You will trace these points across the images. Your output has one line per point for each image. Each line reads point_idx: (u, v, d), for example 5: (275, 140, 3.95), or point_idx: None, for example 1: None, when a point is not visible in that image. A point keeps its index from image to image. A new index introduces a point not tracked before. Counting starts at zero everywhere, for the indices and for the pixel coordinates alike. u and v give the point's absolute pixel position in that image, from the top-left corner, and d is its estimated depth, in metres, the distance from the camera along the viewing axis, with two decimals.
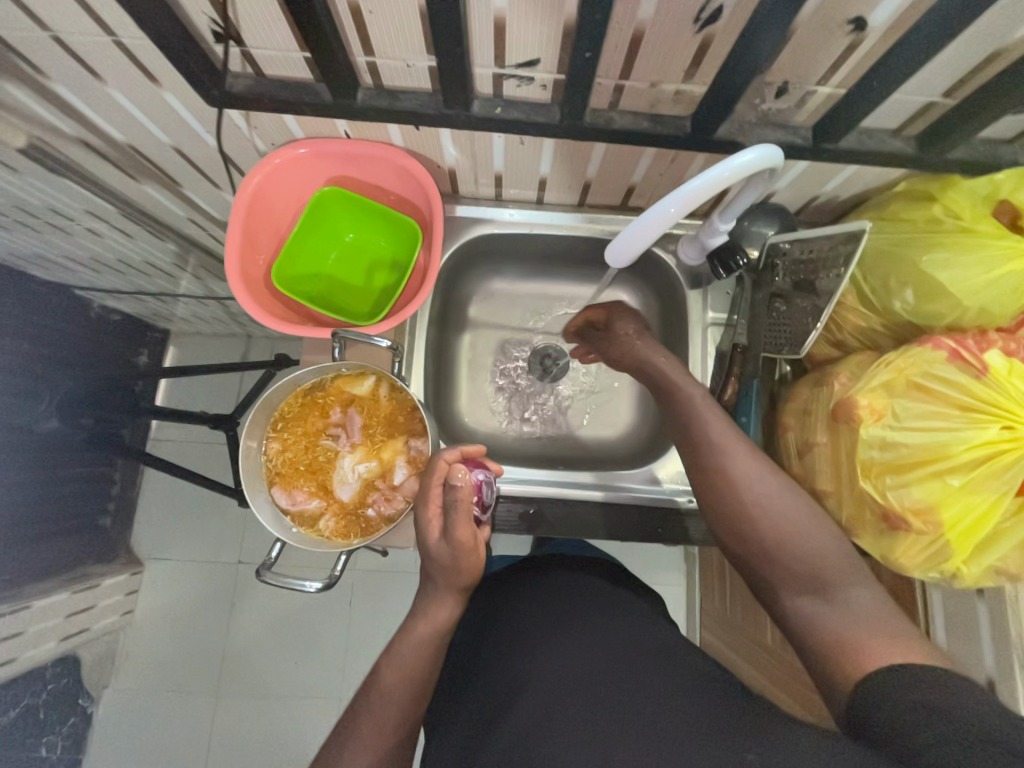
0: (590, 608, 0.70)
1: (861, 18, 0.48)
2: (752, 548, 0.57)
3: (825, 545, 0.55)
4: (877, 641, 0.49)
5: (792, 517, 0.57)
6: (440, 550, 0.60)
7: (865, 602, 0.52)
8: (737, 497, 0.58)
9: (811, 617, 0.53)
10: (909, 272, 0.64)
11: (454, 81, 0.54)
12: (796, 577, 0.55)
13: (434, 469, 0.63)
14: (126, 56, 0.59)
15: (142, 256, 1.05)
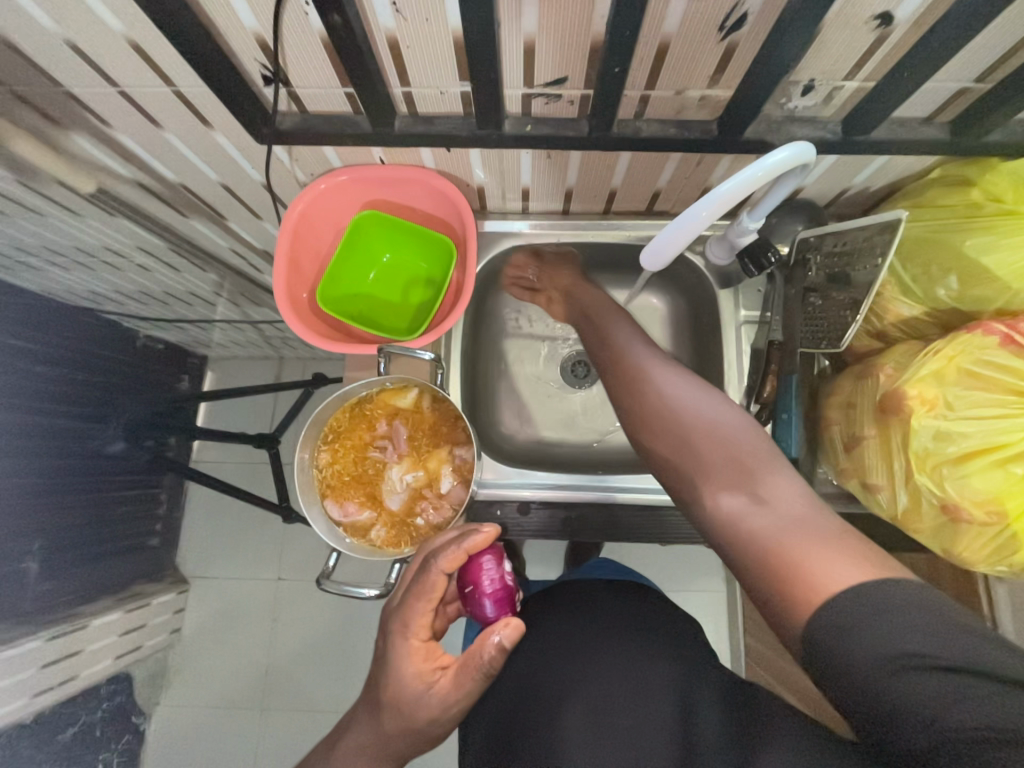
0: (608, 636, 0.70)
1: (888, 12, 0.48)
2: (672, 444, 0.62)
3: (739, 433, 0.60)
4: (799, 532, 0.50)
5: (709, 415, 0.62)
6: (423, 709, 0.54)
7: (782, 494, 0.55)
8: (663, 400, 0.65)
9: (731, 511, 0.56)
10: (952, 258, 0.63)
11: (488, 103, 0.57)
12: (717, 471, 0.58)
13: (428, 586, 0.59)
14: (184, 104, 0.64)
15: (186, 286, 1.11)
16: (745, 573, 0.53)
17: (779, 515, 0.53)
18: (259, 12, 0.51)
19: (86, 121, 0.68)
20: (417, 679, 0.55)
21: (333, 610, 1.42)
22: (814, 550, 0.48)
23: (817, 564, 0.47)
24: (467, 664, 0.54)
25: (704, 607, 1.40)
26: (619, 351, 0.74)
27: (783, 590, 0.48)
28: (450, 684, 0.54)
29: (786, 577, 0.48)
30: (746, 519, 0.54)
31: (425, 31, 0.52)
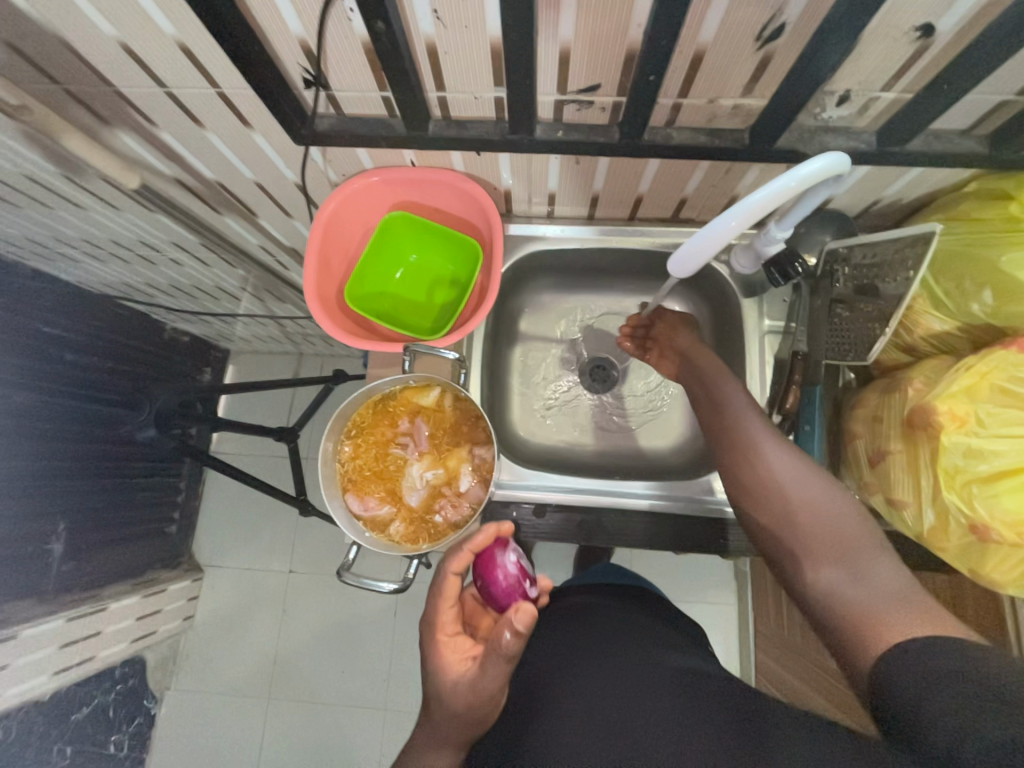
0: (611, 638, 0.71)
1: (929, 24, 0.48)
2: (774, 517, 0.59)
3: (845, 515, 0.56)
4: (900, 615, 0.48)
5: (809, 486, 0.58)
6: (460, 701, 0.54)
7: (887, 577, 0.52)
8: (761, 469, 0.60)
9: (830, 590, 0.53)
10: (987, 273, 0.62)
11: (521, 108, 0.58)
12: (817, 546, 0.55)
13: (445, 589, 0.62)
14: (227, 105, 0.66)
15: (215, 281, 1.14)
16: (833, 644, 0.52)
17: (879, 597, 0.50)
18: (304, 17, 0.52)
19: (132, 119, 0.70)
20: (453, 668, 0.57)
21: (343, 605, 1.44)
22: (890, 615, 0.48)
23: (903, 634, 0.46)
24: (491, 643, 0.55)
25: (715, 620, 1.39)
26: (721, 401, 0.68)
27: (852, 647, 0.49)
28: (477, 671, 0.55)
29: (860, 637, 0.49)
30: (843, 596, 0.52)
31: (463, 38, 0.53)
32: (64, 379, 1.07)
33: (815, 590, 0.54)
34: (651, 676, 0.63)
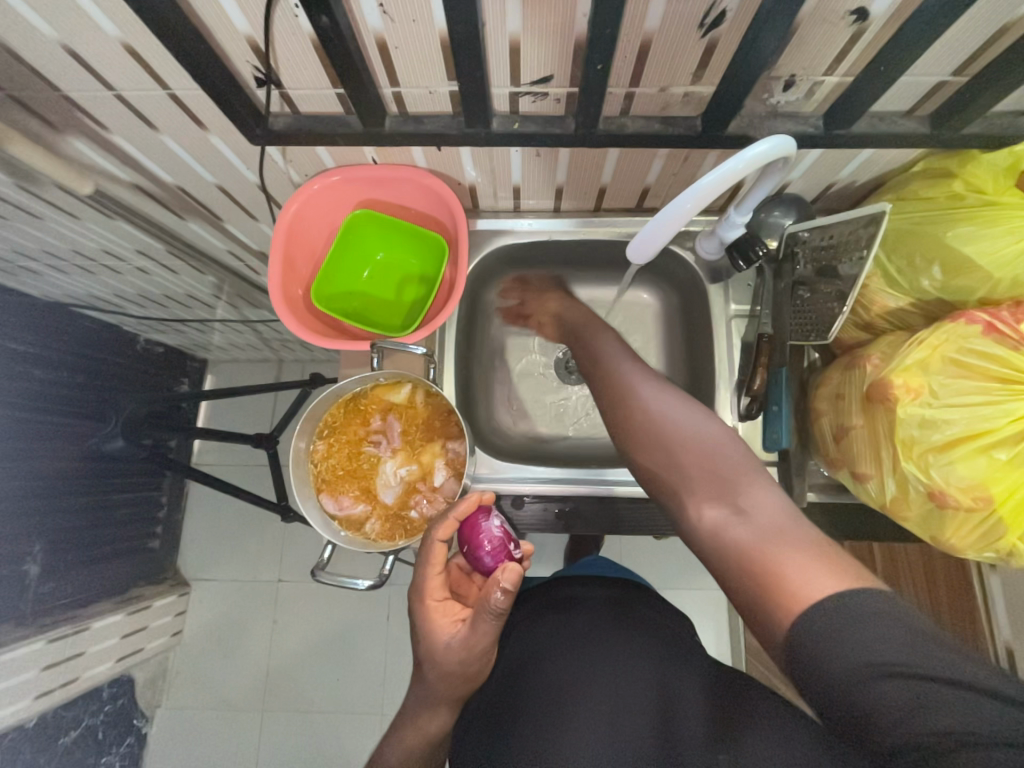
0: (567, 647, 0.68)
1: (862, 8, 0.49)
2: (658, 459, 0.59)
3: (723, 449, 0.56)
4: (788, 549, 0.45)
5: (691, 426, 0.59)
6: (453, 659, 0.57)
7: (767, 503, 0.50)
8: (647, 416, 0.61)
9: (718, 528, 0.51)
10: (935, 249, 0.64)
11: (476, 101, 0.58)
12: (701, 484, 0.54)
13: (432, 554, 0.63)
14: (179, 107, 0.65)
15: (184, 288, 1.13)
16: (733, 589, 0.49)
17: (766, 527, 0.48)
18: (250, 14, 0.52)
19: (84, 124, 0.69)
20: (444, 632, 0.59)
21: (333, 610, 1.43)
22: (790, 555, 0.45)
23: (803, 585, 0.43)
24: (480, 608, 0.57)
25: (704, 605, 1.41)
26: (610, 365, 0.71)
27: (762, 602, 0.45)
28: (469, 631, 0.58)
29: (762, 585, 0.45)
30: (729, 529, 0.50)
31: (412, 33, 0.53)
32: (33, 395, 1.05)
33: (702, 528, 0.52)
34: (613, 702, 0.60)
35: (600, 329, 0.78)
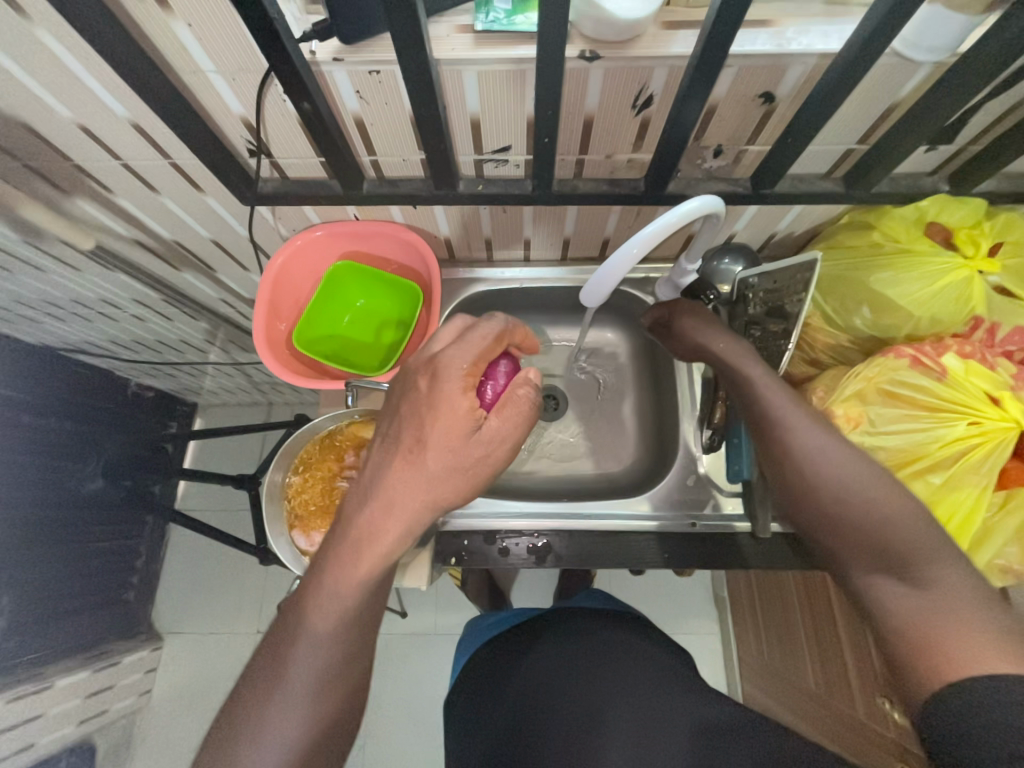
0: (573, 673, 0.70)
1: (768, 92, 0.58)
2: (819, 518, 0.55)
3: (902, 519, 0.51)
4: (958, 631, 0.45)
5: (857, 476, 0.54)
6: (472, 448, 0.52)
7: (955, 588, 0.47)
8: (805, 470, 0.56)
9: (889, 600, 0.50)
10: (862, 291, 0.70)
11: (443, 169, 0.66)
12: (867, 551, 0.52)
13: (483, 326, 0.56)
14: (179, 173, 0.73)
15: (178, 334, 1.18)
16: (884, 653, 0.50)
17: (943, 604, 0.47)
18: (243, 98, 0.60)
19: (90, 188, 0.75)
20: (467, 414, 0.51)
21: None
22: (959, 639, 0.45)
23: (965, 663, 0.44)
24: (513, 401, 0.54)
25: (698, 649, 1.37)
26: (759, 406, 0.62)
27: (914, 663, 0.46)
28: (495, 424, 0.53)
29: (918, 658, 0.46)
30: (899, 607, 0.49)
31: (385, 112, 0.61)
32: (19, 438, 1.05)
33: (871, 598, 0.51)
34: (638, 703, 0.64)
35: (753, 362, 0.66)
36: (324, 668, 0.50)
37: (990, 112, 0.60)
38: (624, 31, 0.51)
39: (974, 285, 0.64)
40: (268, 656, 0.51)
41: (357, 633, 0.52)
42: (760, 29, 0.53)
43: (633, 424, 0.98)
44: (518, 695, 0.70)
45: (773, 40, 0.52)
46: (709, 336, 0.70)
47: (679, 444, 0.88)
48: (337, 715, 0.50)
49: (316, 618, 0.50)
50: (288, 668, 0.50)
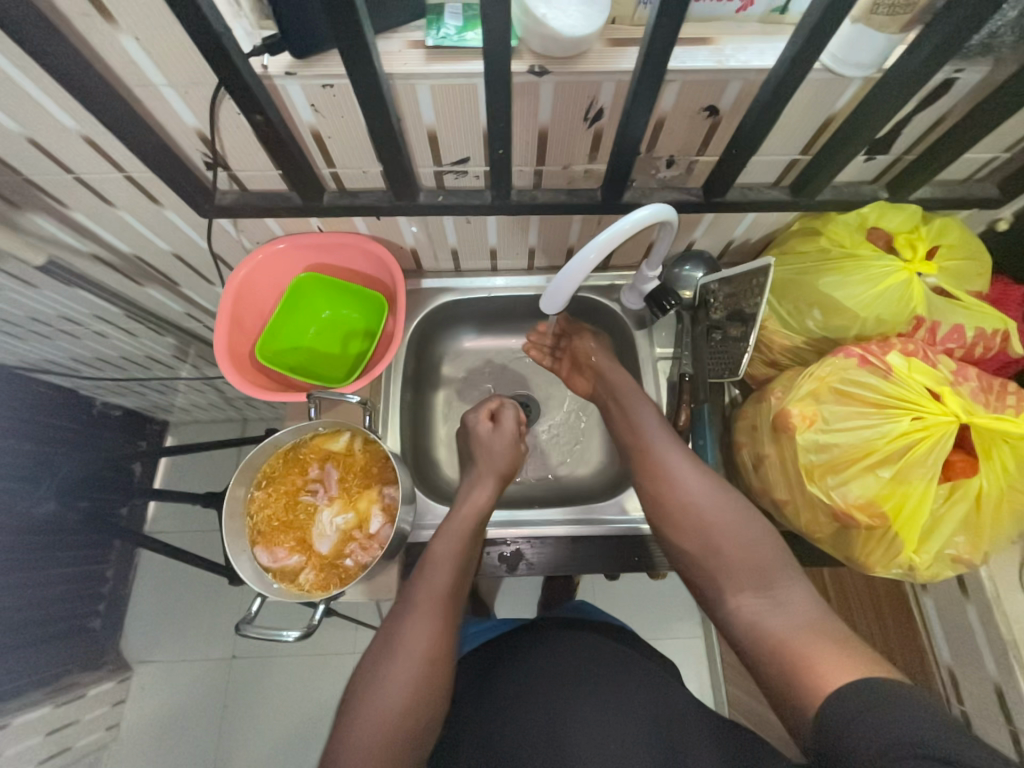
0: (552, 687, 0.67)
1: (712, 105, 0.60)
2: (698, 548, 0.65)
3: (758, 545, 0.62)
4: (814, 640, 0.53)
5: (723, 510, 0.65)
6: (498, 441, 0.82)
7: (800, 602, 0.57)
8: (685, 503, 0.67)
9: (756, 618, 0.58)
10: (813, 294, 0.73)
11: (402, 180, 0.67)
12: (733, 575, 0.62)
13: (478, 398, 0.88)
14: (136, 187, 0.72)
15: (145, 350, 1.15)
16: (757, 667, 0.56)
17: (793, 615, 0.56)
18: (197, 112, 0.60)
19: (43, 202, 0.74)
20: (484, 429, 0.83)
21: (291, 688, 1.33)
22: (814, 646, 0.52)
23: (823, 666, 0.50)
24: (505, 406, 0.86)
25: (682, 654, 1.37)
26: (649, 444, 0.73)
27: (789, 679, 0.52)
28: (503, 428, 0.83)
29: (792, 670, 0.52)
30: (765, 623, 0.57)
31: (341, 125, 0.62)
32: None
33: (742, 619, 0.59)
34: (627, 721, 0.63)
35: (644, 406, 0.78)
36: (432, 641, 0.61)
37: (918, 125, 0.63)
38: (570, 47, 0.53)
39: (914, 286, 0.67)
40: (383, 639, 0.61)
41: (461, 582, 0.68)
42: (700, 46, 0.55)
43: (604, 429, 0.99)
44: (498, 698, 0.69)
45: (713, 57, 0.55)
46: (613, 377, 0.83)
47: None
48: (441, 674, 0.60)
49: (435, 569, 0.67)
50: (397, 640, 0.60)
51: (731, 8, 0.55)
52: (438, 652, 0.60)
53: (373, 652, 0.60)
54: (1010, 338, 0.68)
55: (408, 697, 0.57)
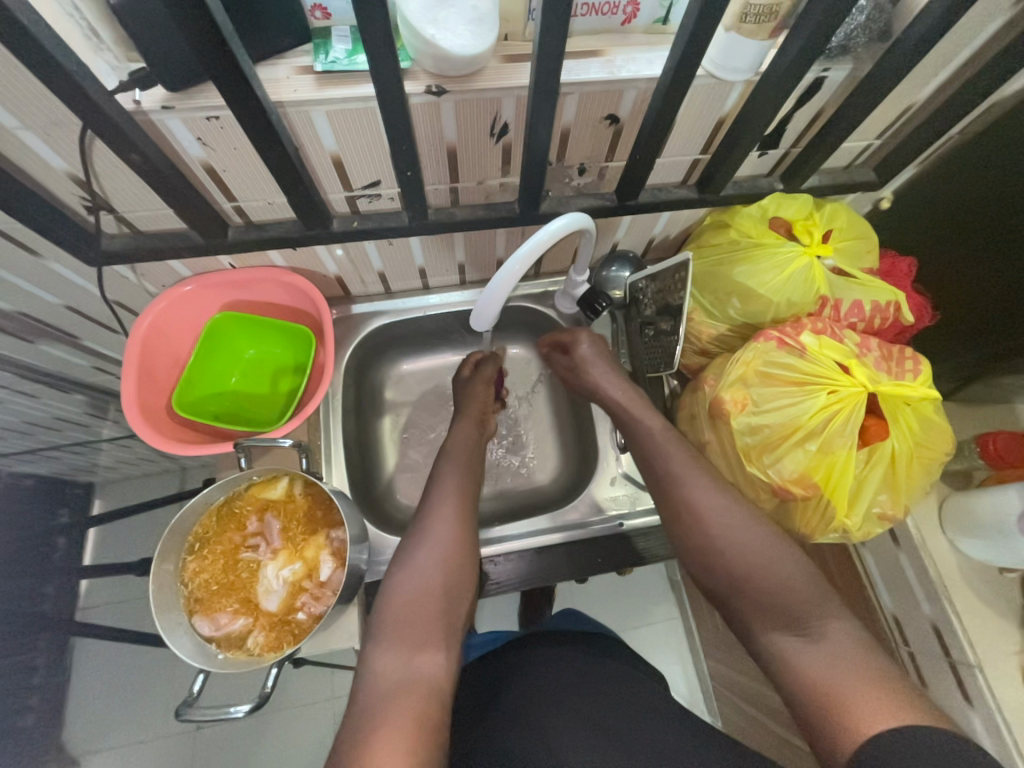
0: (551, 696, 0.66)
1: (612, 114, 0.62)
2: (726, 579, 0.62)
3: (792, 577, 0.59)
4: (853, 681, 0.50)
5: (753, 539, 0.62)
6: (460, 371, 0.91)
7: (842, 639, 0.54)
8: (711, 533, 0.64)
9: (790, 654, 0.55)
10: (730, 284, 0.76)
11: (311, 208, 0.64)
12: (767, 610, 0.59)
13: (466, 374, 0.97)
14: (6, 239, 0.64)
15: (50, 413, 1.04)
16: (798, 714, 0.53)
17: (839, 656, 0.53)
18: (65, 154, 0.54)
19: None
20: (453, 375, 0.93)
21: (267, 750, 1.24)
22: (856, 689, 0.50)
23: (868, 714, 0.48)
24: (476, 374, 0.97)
25: (663, 637, 1.41)
26: (668, 472, 0.69)
27: (829, 724, 0.50)
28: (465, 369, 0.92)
29: (830, 712, 0.50)
30: (799, 660, 0.54)
31: (235, 157, 0.58)
32: None
33: (776, 655, 0.56)
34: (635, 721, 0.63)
35: (647, 412, 0.76)
36: (456, 522, 0.68)
37: (800, 120, 0.68)
38: (465, 66, 0.53)
39: (815, 268, 0.72)
40: (412, 529, 0.69)
41: (473, 473, 0.76)
42: (591, 59, 0.57)
43: (556, 434, 1.00)
44: (500, 715, 0.66)
45: (605, 68, 0.56)
46: (604, 380, 0.80)
47: (598, 447, 0.89)
48: (468, 550, 0.67)
49: (445, 467, 0.75)
50: (425, 524, 0.68)
51: (616, 21, 0.57)
52: (461, 528, 0.68)
53: (401, 546, 0.67)
54: (902, 308, 0.73)
55: (442, 564, 0.64)
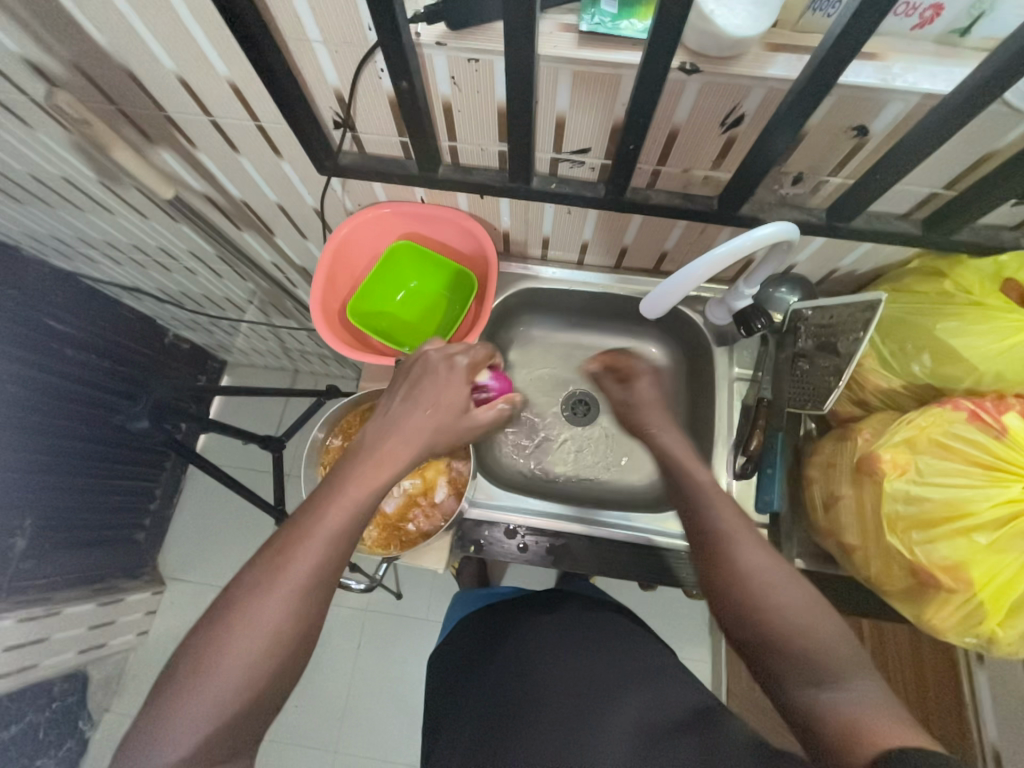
0: (555, 647, 0.72)
1: (863, 126, 0.58)
2: (744, 615, 0.55)
3: (825, 623, 0.52)
4: (877, 727, 0.46)
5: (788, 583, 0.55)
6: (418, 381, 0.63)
7: (869, 692, 0.48)
8: (735, 565, 0.57)
9: (811, 705, 0.49)
10: (926, 337, 0.69)
11: (522, 162, 0.67)
12: (791, 656, 0.51)
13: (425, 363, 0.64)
14: (264, 137, 0.75)
15: (223, 292, 1.20)
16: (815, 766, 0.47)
17: (865, 712, 0.47)
18: (342, 72, 0.62)
19: (174, 139, 0.77)
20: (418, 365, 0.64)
21: None
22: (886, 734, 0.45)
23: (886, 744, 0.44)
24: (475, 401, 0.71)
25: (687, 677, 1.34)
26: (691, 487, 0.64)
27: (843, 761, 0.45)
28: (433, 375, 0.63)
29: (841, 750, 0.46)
30: (824, 716, 0.48)
31: (474, 100, 0.62)
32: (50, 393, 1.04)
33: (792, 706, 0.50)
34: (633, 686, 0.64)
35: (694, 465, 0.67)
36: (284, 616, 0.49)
37: None
38: (728, 48, 0.51)
39: None
40: (227, 609, 0.49)
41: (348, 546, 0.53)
42: (867, 61, 0.52)
43: None
44: (506, 662, 0.73)
45: (879, 74, 0.52)
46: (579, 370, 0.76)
47: (710, 469, 0.86)
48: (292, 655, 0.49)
49: (322, 525, 0.52)
50: (242, 621, 0.48)
51: (907, 24, 0.51)
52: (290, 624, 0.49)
53: (212, 633, 0.48)
54: None
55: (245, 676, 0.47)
